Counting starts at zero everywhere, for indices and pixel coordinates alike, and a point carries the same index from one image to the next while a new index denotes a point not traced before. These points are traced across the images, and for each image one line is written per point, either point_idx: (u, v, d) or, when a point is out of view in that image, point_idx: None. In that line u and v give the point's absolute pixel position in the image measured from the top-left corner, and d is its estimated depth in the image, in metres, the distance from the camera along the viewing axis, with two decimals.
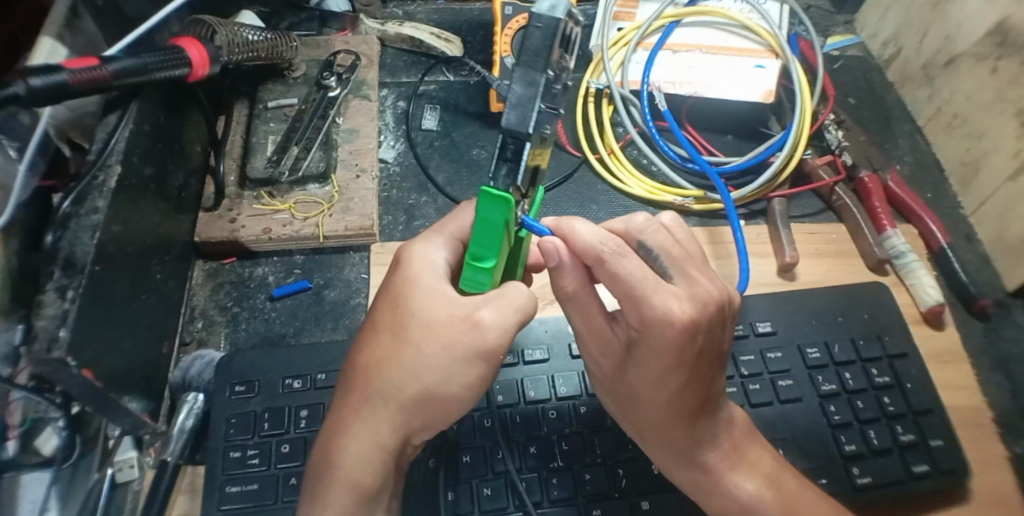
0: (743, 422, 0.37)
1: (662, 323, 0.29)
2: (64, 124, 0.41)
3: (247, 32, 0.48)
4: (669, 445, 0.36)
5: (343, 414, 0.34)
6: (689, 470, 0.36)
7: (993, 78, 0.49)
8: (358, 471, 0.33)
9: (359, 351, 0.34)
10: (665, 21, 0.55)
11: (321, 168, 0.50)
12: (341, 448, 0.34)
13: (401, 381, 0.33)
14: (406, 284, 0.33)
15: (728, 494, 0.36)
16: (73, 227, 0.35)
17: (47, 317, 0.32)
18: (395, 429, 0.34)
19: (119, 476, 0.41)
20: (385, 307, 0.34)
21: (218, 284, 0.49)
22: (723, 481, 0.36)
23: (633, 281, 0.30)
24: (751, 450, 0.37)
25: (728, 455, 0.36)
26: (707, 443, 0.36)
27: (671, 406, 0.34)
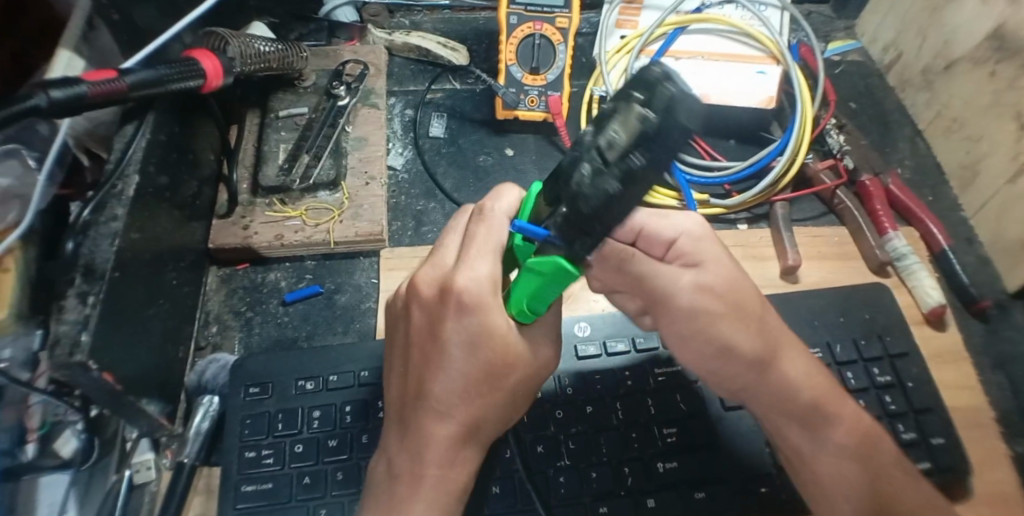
0: (824, 381, 0.38)
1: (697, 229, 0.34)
2: (82, 134, 0.41)
3: (259, 43, 0.50)
4: (771, 398, 0.37)
5: (437, 450, 0.32)
6: (797, 411, 0.37)
7: (991, 81, 0.50)
8: (461, 491, 0.34)
9: (432, 383, 0.32)
10: (668, 28, 0.56)
11: (331, 176, 0.51)
12: (449, 477, 0.33)
13: (494, 412, 0.34)
14: (480, 315, 0.31)
15: (834, 442, 0.37)
16: (92, 235, 0.36)
17: (68, 322, 0.33)
18: (450, 449, 0.33)
19: (137, 477, 0.42)
20: (458, 343, 0.32)
21: (231, 289, 0.50)
22: (828, 425, 0.37)
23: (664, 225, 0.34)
24: (846, 406, 0.37)
25: (820, 391, 0.37)
26: (794, 383, 0.37)
27: (750, 352, 0.36)
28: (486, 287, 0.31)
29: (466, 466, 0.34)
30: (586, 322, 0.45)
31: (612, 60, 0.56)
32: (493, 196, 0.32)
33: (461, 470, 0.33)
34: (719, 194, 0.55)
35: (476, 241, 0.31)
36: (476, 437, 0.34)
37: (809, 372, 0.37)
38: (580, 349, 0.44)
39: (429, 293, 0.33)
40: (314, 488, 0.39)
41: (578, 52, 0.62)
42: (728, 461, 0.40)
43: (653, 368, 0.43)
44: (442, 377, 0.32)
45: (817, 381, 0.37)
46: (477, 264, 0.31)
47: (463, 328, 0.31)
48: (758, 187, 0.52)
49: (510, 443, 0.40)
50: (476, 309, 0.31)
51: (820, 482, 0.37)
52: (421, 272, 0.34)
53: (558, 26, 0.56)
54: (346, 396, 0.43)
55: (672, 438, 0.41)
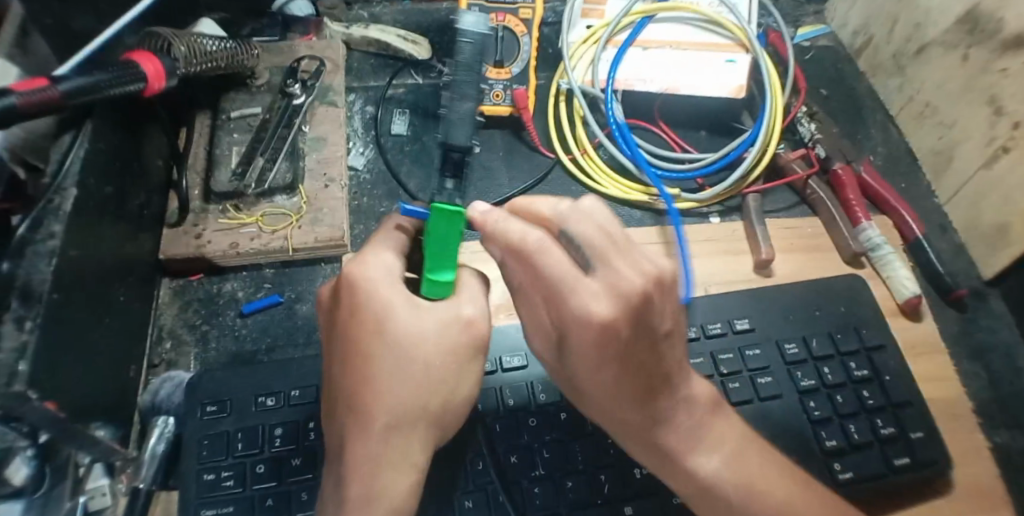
0: (707, 398, 0.34)
1: (586, 317, 0.26)
2: (20, 147, 0.36)
3: (206, 41, 0.47)
4: (645, 440, 0.33)
5: (362, 453, 0.30)
6: (670, 445, 0.33)
7: (964, 65, 0.49)
8: (404, 503, 0.31)
9: (350, 386, 0.31)
10: (635, 17, 0.54)
11: (288, 179, 0.48)
12: (378, 488, 0.30)
13: (419, 397, 0.31)
14: (383, 306, 0.30)
15: (698, 468, 0.33)
16: (29, 255, 0.34)
17: (5, 350, 0.30)
18: (375, 442, 0.30)
19: (92, 504, 0.39)
20: (366, 332, 0.30)
21: (186, 301, 0.47)
22: (696, 451, 0.33)
23: (554, 280, 0.26)
24: (716, 426, 0.34)
25: (688, 430, 0.33)
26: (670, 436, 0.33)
27: (619, 394, 0.31)
28: (380, 273, 0.30)
29: (398, 475, 0.31)
30: None
31: (580, 51, 0.54)
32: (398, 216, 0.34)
33: (391, 479, 0.30)
34: (691, 188, 0.54)
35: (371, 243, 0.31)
36: (400, 439, 0.31)
37: (688, 421, 0.33)
38: None
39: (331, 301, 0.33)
40: (277, 510, 0.37)
41: (545, 43, 0.60)
42: None
43: None
44: (361, 381, 0.30)
45: (696, 409, 0.33)
46: (378, 257, 0.31)
47: (369, 325, 0.30)
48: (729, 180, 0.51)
49: (482, 455, 0.39)
50: (371, 293, 0.30)
51: (691, 499, 0.35)
52: (328, 285, 0.34)
53: (522, 17, 0.54)
54: (308, 411, 0.41)
55: None
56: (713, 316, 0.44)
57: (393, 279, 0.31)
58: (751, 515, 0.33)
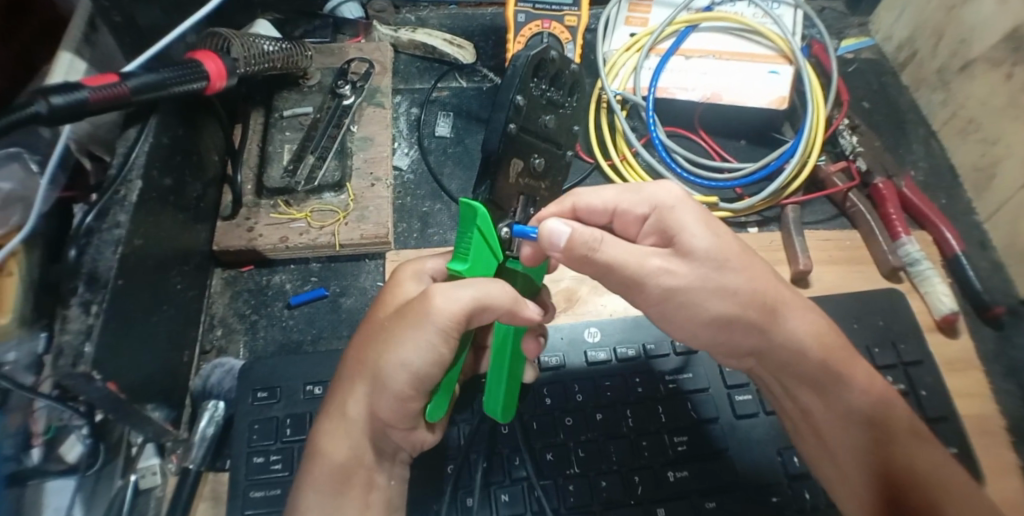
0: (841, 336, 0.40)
1: (666, 190, 0.37)
2: (85, 138, 0.41)
3: (263, 43, 0.49)
4: (779, 343, 0.39)
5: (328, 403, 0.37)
6: (806, 345, 0.39)
7: (1007, 83, 0.49)
8: (329, 452, 0.36)
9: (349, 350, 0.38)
10: (679, 26, 0.55)
11: (337, 177, 0.50)
12: (321, 435, 0.36)
13: (365, 360, 0.35)
14: (394, 289, 0.38)
15: (855, 388, 0.39)
16: (96, 241, 0.35)
17: (72, 332, 0.32)
18: (334, 393, 0.37)
19: (143, 482, 0.41)
20: (376, 306, 0.39)
21: (237, 291, 0.49)
22: (840, 378, 0.39)
23: (614, 195, 0.37)
24: (822, 329, 0.40)
25: (827, 346, 0.39)
26: (802, 328, 0.39)
27: (746, 304, 0.37)
28: (416, 269, 0.39)
29: (334, 424, 0.36)
30: (595, 327, 0.45)
31: (619, 59, 0.55)
32: None
33: (329, 441, 0.36)
34: (729, 197, 0.54)
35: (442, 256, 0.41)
36: (348, 402, 0.36)
37: (810, 328, 0.40)
38: (590, 355, 0.43)
39: None
40: None
41: (587, 49, 0.61)
42: (736, 470, 0.40)
43: (663, 374, 0.43)
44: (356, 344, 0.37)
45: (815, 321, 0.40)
46: (425, 261, 0.40)
47: (377, 305, 0.38)
48: (765, 192, 0.51)
49: (519, 450, 0.40)
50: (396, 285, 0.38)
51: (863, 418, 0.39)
52: None
53: (567, 24, 0.55)
54: None
55: (683, 446, 0.41)
56: None
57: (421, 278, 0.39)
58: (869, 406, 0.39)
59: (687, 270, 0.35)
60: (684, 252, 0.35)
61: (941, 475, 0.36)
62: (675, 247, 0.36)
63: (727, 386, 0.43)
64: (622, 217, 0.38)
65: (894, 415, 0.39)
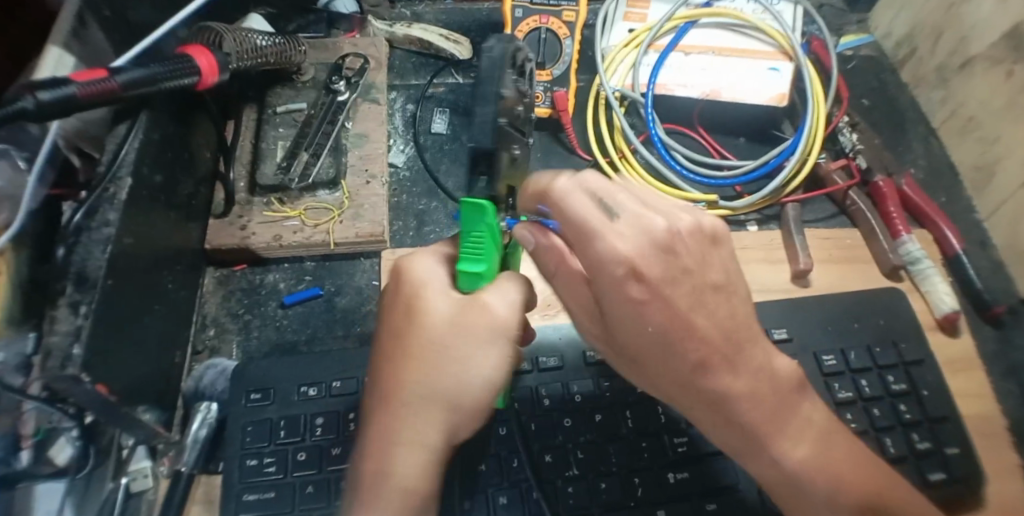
0: (787, 377, 0.34)
1: (613, 258, 0.28)
2: (73, 135, 0.40)
3: (257, 37, 0.48)
4: (700, 405, 0.33)
5: (375, 427, 0.32)
6: (744, 419, 0.32)
7: (1008, 81, 0.48)
8: (410, 483, 0.32)
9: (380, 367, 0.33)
10: (678, 22, 0.54)
11: (331, 175, 0.49)
12: (390, 464, 0.31)
13: (448, 378, 0.32)
14: (419, 286, 0.33)
15: (780, 458, 0.33)
16: (85, 240, 0.35)
17: (60, 333, 0.32)
18: (396, 415, 0.32)
19: (134, 486, 0.41)
20: (399, 313, 0.33)
21: (230, 291, 0.49)
22: (780, 440, 0.33)
23: (576, 223, 0.28)
24: (780, 391, 0.33)
25: (766, 411, 0.33)
26: (723, 391, 0.32)
27: (672, 364, 0.31)
28: (426, 259, 0.34)
29: (411, 456, 0.32)
30: None
31: (618, 55, 0.55)
32: None
33: (402, 461, 0.31)
34: (728, 195, 0.54)
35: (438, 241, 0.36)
36: (419, 423, 0.32)
37: (735, 387, 0.32)
38: (589, 355, 0.43)
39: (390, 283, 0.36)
40: (316, 497, 0.38)
41: (585, 45, 0.60)
42: (738, 471, 0.40)
43: None
44: (386, 363, 0.33)
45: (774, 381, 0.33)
46: (427, 254, 0.34)
47: (408, 308, 0.33)
48: (765, 190, 0.51)
49: (517, 452, 0.39)
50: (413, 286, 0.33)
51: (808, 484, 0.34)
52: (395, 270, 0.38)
53: (565, 19, 0.54)
54: (348, 403, 0.42)
55: (683, 447, 0.40)
56: None
57: (433, 269, 0.34)
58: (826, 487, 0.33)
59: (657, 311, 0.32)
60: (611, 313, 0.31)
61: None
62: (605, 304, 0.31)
63: None
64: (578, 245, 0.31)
65: (866, 478, 0.34)
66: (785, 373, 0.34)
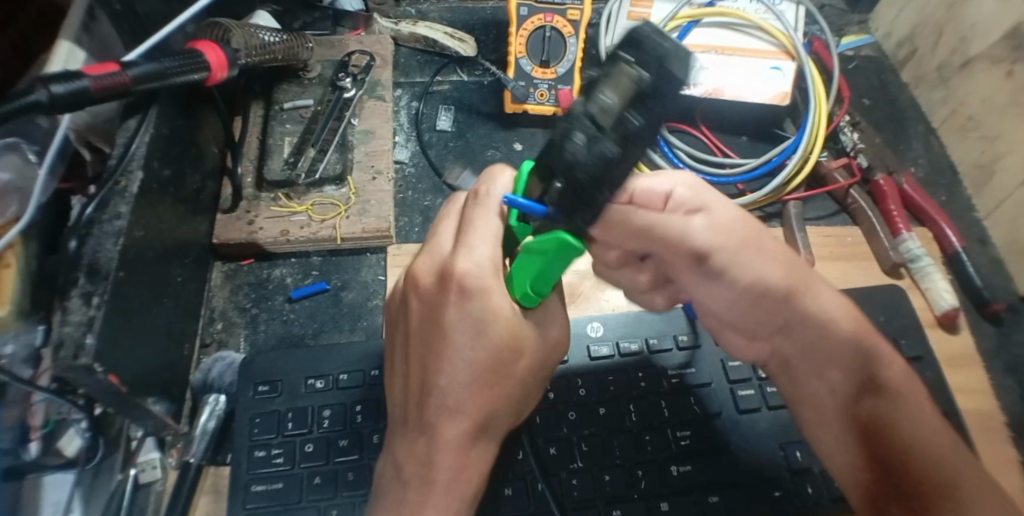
0: (853, 318, 0.38)
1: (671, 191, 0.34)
2: (83, 128, 0.40)
3: (263, 33, 0.49)
4: (802, 325, 0.38)
5: (445, 450, 0.31)
6: (833, 325, 0.38)
7: (1008, 81, 0.49)
8: (470, 496, 0.32)
9: (444, 386, 0.30)
10: (681, 21, 0.55)
11: (337, 171, 0.50)
12: (464, 476, 0.32)
13: (506, 403, 0.33)
14: (490, 312, 0.30)
15: (867, 373, 0.37)
16: (96, 232, 0.35)
17: (73, 324, 0.32)
18: (462, 439, 0.31)
19: (143, 476, 0.41)
20: (468, 335, 0.30)
21: (237, 285, 0.49)
22: (854, 360, 0.37)
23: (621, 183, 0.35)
24: (875, 341, 0.38)
25: (853, 330, 0.38)
26: (825, 310, 0.38)
27: (758, 290, 0.38)
28: (487, 271, 0.29)
29: (478, 468, 0.33)
30: (598, 322, 0.45)
31: None
32: (487, 178, 0.30)
33: (476, 472, 0.33)
34: (731, 194, 0.54)
35: (475, 230, 0.30)
36: (483, 443, 0.33)
37: (840, 311, 0.38)
38: (593, 350, 0.43)
39: (427, 282, 0.31)
40: (323, 488, 0.39)
41: (588, 44, 0.60)
42: (739, 464, 0.40)
43: (666, 369, 0.43)
44: (439, 373, 0.30)
45: (855, 322, 0.38)
46: (482, 256, 0.29)
47: (478, 329, 0.30)
48: (767, 188, 0.51)
49: (522, 445, 0.40)
50: (479, 295, 0.29)
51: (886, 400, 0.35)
52: (419, 261, 0.32)
53: (569, 18, 0.54)
54: (356, 395, 0.42)
55: (685, 441, 0.41)
56: None
57: (484, 269, 0.29)
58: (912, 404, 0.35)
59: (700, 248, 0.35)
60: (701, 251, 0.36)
61: (948, 454, 0.33)
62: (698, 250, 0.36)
63: (729, 380, 0.43)
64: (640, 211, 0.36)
65: (923, 400, 0.35)
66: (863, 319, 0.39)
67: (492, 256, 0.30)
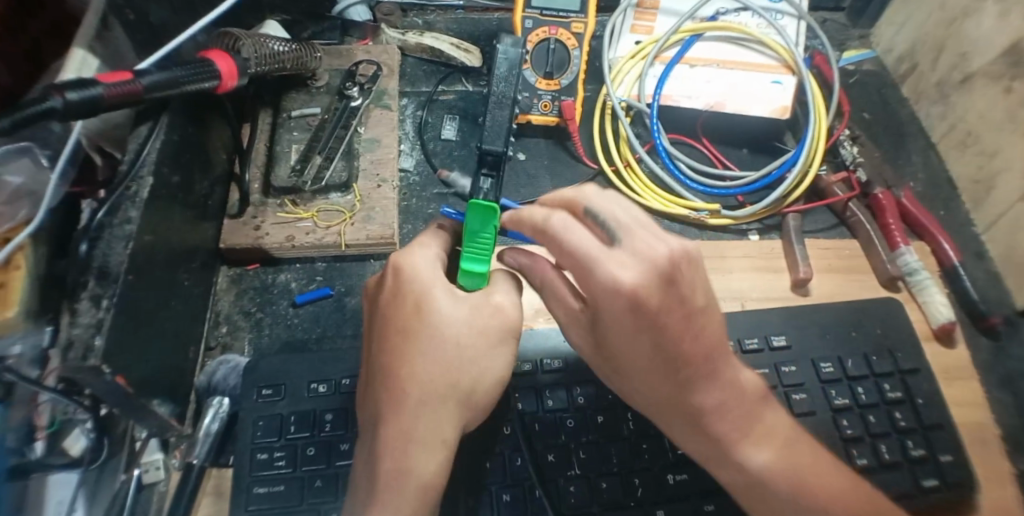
0: (753, 389, 0.36)
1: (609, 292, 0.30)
2: (95, 134, 0.41)
3: (273, 43, 0.49)
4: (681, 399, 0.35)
5: (394, 426, 0.33)
6: (706, 421, 0.36)
7: (1006, 98, 0.50)
8: (426, 481, 0.33)
9: (390, 365, 0.35)
10: (683, 35, 0.56)
11: (344, 178, 0.50)
12: (406, 464, 0.33)
13: (454, 376, 0.35)
14: (427, 289, 0.35)
15: (751, 463, 0.36)
16: (106, 236, 0.36)
17: (82, 326, 0.33)
18: (411, 413, 0.34)
19: (146, 477, 0.41)
20: (410, 315, 0.35)
21: (242, 289, 0.50)
22: (744, 444, 0.36)
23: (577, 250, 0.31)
24: (762, 419, 0.36)
25: (738, 418, 0.36)
26: (709, 402, 0.35)
27: (652, 367, 0.34)
28: (423, 264, 0.36)
29: (430, 456, 0.33)
30: None
31: (624, 66, 0.56)
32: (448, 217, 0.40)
33: (422, 456, 0.33)
34: (731, 205, 0.55)
35: (420, 242, 0.37)
36: (432, 419, 0.34)
37: (726, 400, 0.35)
38: None
39: (375, 286, 0.38)
40: (325, 491, 0.39)
41: (592, 55, 0.61)
42: None
43: None
44: (399, 360, 0.34)
45: (749, 394, 0.36)
46: (423, 253, 0.36)
47: (416, 307, 0.35)
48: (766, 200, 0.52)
49: (521, 451, 0.40)
50: (417, 279, 0.35)
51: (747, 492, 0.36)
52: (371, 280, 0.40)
53: (574, 31, 0.55)
54: (358, 400, 0.43)
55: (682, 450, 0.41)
56: (751, 331, 0.45)
57: (432, 266, 0.36)
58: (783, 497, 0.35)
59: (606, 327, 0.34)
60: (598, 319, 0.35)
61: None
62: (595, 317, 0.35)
63: None
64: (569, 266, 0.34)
65: (820, 484, 0.35)
66: (756, 385, 0.37)
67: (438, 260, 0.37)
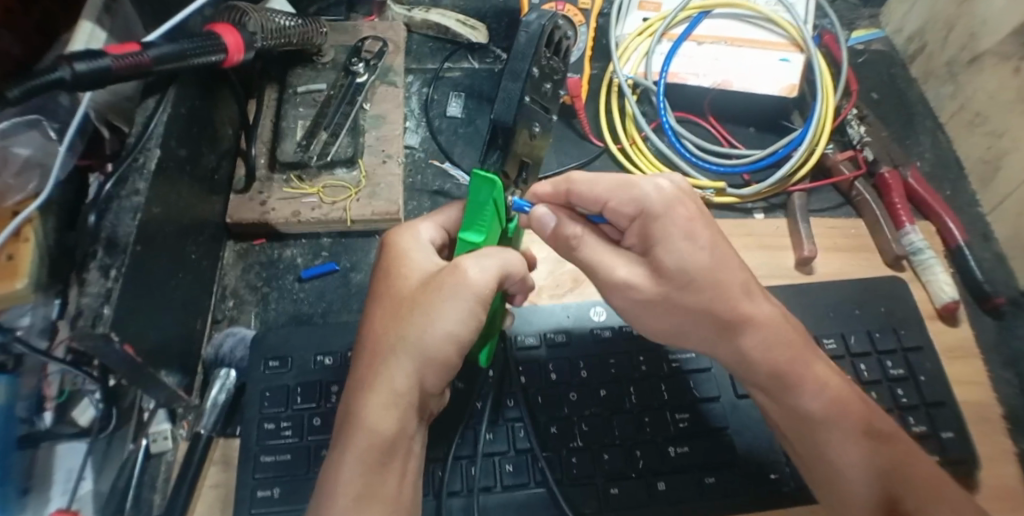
0: (800, 332, 0.40)
1: (659, 203, 0.36)
2: (104, 107, 0.40)
3: (278, 17, 0.49)
4: (729, 341, 0.39)
5: (356, 376, 0.34)
6: (757, 357, 0.39)
7: (1015, 77, 0.49)
8: (371, 427, 0.33)
9: (364, 326, 0.36)
10: (691, 12, 0.56)
11: (349, 153, 0.50)
12: (358, 407, 0.33)
13: (411, 329, 0.33)
14: (402, 260, 0.36)
15: (806, 395, 0.38)
16: (115, 207, 0.36)
17: (91, 295, 0.33)
18: (368, 364, 0.34)
19: (154, 447, 0.41)
20: (381, 284, 0.36)
21: (249, 264, 0.50)
22: (797, 386, 0.38)
23: (606, 188, 0.36)
24: (817, 362, 0.39)
25: (788, 352, 0.39)
26: (756, 340, 0.38)
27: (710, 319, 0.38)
28: (409, 238, 0.37)
29: (382, 403, 0.33)
30: (601, 307, 0.46)
31: (632, 43, 0.56)
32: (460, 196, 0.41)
33: (376, 413, 0.33)
34: (737, 184, 0.55)
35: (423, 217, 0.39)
36: (386, 370, 0.33)
37: (774, 341, 0.39)
38: (596, 333, 0.44)
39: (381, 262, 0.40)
40: None
41: (599, 34, 0.61)
42: (736, 446, 0.41)
43: (667, 354, 0.44)
44: (369, 320, 0.36)
45: (797, 335, 0.39)
46: (411, 227, 0.38)
47: (389, 274, 0.36)
48: (771, 179, 0.52)
49: (524, 423, 0.41)
50: (395, 253, 0.37)
51: (790, 429, 0.39)
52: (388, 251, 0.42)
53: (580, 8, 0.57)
54: None
55: (684, 423, 0.42)
56: None
57: (424, 246, 0.37)
58: (835, 432, 0.38)
59: (666, 275, 0.37)
60: (657, 262, 0.37)
61: (875, 455, 0.37)
62: (651, 255, 0.37)
63: None
64: (612, 212, 0.37)
65: (859, 411, 0.38)
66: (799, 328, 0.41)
67: (433, 234, 0.38)
